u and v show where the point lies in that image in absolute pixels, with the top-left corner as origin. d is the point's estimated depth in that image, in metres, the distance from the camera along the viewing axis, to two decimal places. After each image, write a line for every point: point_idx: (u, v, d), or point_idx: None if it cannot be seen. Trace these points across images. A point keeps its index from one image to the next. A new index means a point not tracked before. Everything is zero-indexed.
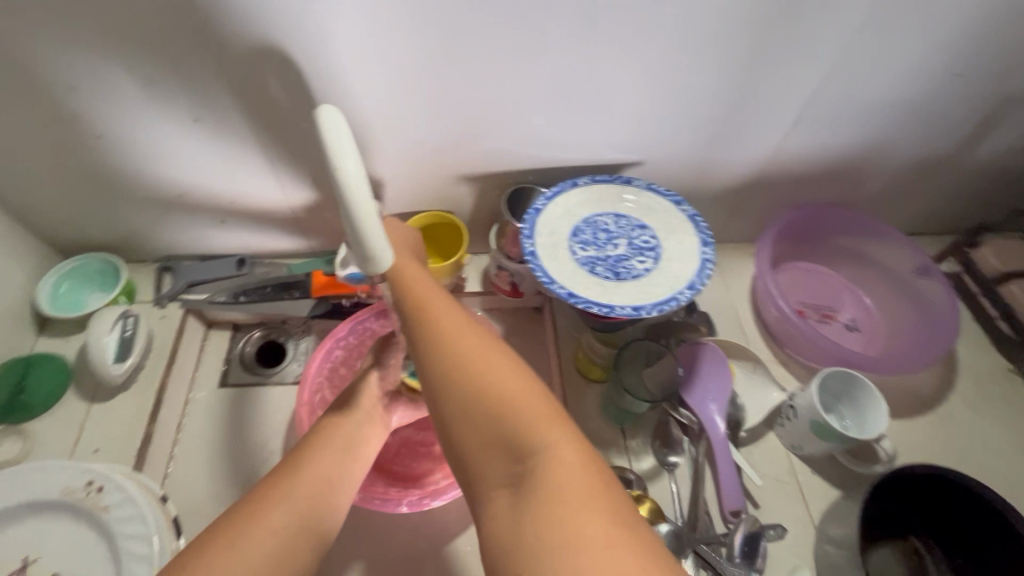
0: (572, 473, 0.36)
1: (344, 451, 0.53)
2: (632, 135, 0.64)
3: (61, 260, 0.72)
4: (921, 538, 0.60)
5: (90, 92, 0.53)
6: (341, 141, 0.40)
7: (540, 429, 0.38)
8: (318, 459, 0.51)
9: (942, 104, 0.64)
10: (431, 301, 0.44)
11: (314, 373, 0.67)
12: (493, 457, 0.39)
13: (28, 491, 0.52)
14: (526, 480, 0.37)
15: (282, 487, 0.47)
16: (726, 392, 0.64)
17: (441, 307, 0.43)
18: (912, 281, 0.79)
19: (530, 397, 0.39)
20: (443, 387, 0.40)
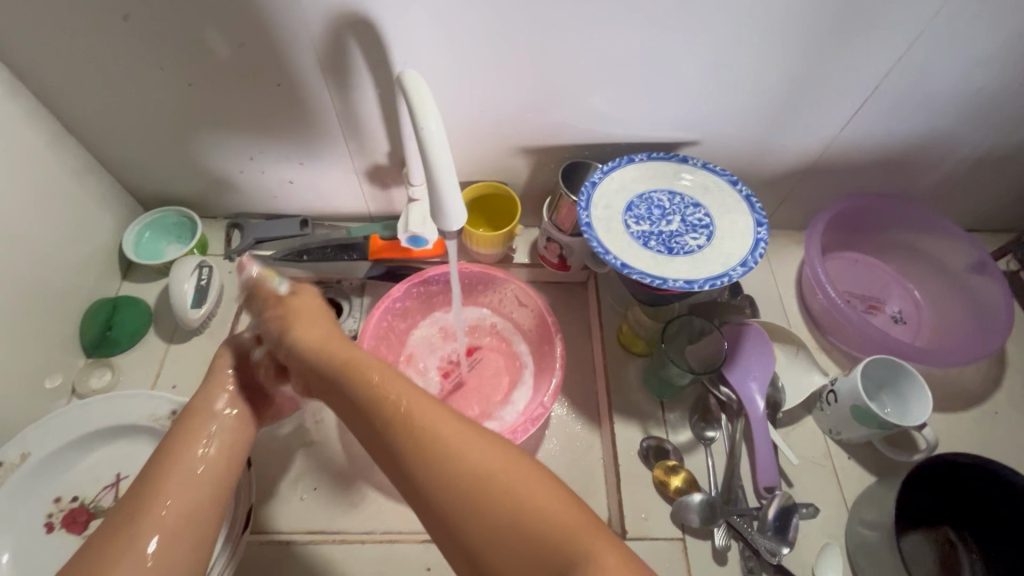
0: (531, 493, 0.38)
1: (227, 443, 0.52)
2: (690, 115, 0.65)
3: (143, 212, 0.78)
4: (956, 530, 0.61)
5: (182, 56, 0.57)
6: (426, 103, 0.43)
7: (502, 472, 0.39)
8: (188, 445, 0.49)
9: (1017, 95, 0.63)
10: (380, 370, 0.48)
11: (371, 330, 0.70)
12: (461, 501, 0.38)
13: (121, 416, 0.58)
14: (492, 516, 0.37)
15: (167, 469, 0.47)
16: (767, 374, 0.66)
17: (386, 374, 0.47)
18: (966, 277, 0.77)
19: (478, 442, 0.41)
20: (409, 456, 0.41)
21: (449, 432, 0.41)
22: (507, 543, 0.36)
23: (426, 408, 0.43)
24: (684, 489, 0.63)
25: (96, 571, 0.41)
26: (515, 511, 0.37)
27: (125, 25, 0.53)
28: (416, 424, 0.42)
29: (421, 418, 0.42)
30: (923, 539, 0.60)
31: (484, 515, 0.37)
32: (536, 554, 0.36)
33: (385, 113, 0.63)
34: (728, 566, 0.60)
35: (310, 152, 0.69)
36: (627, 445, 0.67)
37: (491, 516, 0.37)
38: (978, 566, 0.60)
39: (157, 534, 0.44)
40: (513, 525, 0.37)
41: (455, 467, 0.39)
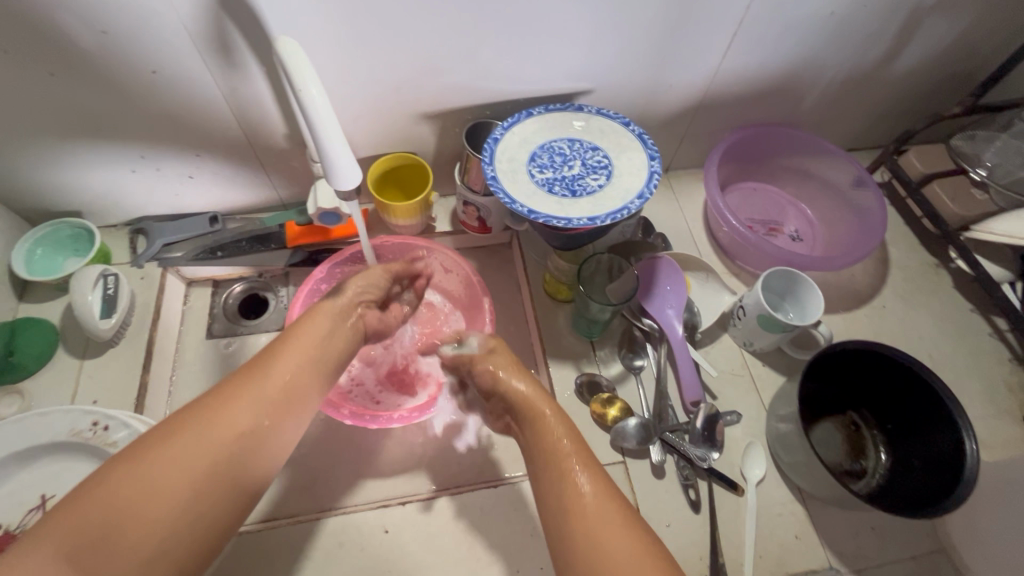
0: (618, 539, 0.42)
1: (331, 328, 0.56)
2: (580, 64, 0.67)
3: (31, 228, 0.73)
4: (859, 412, 0.70)
5: (44, 56, 0.53)
6: (302, 66, 0.43)
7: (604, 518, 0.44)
8: (284, 356, 0.51)
9: (864, 17, 0.69)
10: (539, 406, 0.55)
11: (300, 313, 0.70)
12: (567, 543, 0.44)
13: (38, 436, 0.55)
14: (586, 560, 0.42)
15: (252, 379, 0.47)
16: (682, 299, 0.70)
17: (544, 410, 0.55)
18: (848, 191, 0.85)
19: (597, 493, 0.46)
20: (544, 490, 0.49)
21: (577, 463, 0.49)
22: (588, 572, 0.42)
23: (569, 440, 0.51)
24: (620, 417, 0.67)
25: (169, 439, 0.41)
26: (590, 544, 0.43)
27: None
28: (558, 464, 0.49)
29: (552, 437, 0.52)
30: (832, 426, 0.69)
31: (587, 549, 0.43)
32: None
33: (277, 92, 0.62)
34: (667, 478, 0.65)
35: (205, 144, 0.67)
36: (564, 385, 0.70)
37: (582, 554, 0.43)
38: (879, 439, 0.68)
39: (211, 455, 0.42)
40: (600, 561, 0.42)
41: (575, 502, 0.46)
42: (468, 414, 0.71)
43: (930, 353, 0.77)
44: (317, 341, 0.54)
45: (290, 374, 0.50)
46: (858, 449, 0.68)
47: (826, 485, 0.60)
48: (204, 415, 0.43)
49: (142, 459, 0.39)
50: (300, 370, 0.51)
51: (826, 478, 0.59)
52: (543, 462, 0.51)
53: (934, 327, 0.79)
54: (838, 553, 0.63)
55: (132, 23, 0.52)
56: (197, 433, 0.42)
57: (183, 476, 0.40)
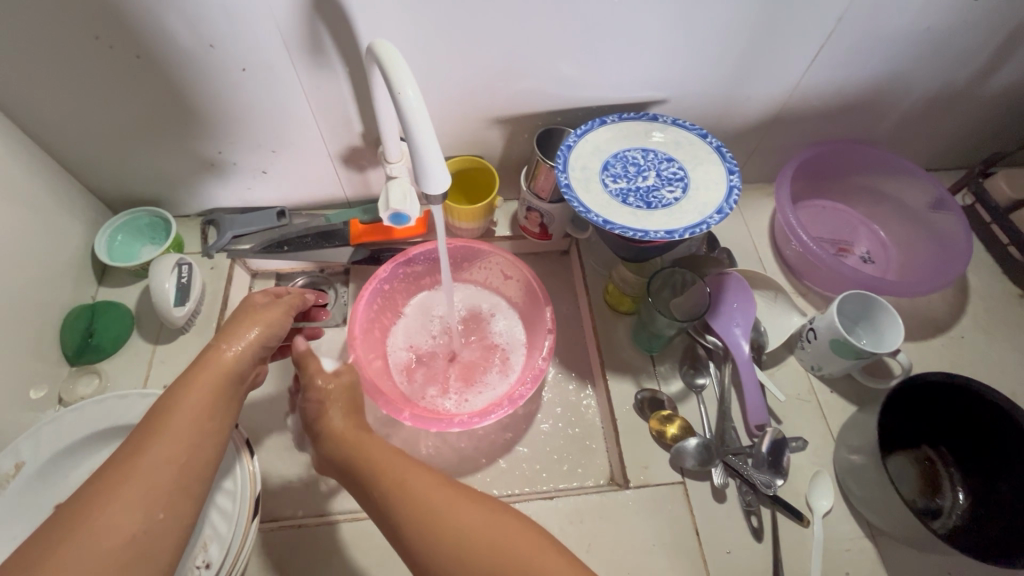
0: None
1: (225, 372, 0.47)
2: (658, 72, 0.66)
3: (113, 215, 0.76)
4: (934, 447, 0.66)
5: (142, 50, 0.55)
6: (401, 69, 0.43)
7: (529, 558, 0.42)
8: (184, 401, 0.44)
9: (962, 33, 0.66)
10: (367, 447, 0.51)
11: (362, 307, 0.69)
12: None
13: (118, 417, 0.57)
14: None
15: (144, 439, 0.41)
16: (750, 318, 0.68)
17: (376, 453, 0.50)
18: (927, 213, 0.81)
19: (502, 535, 0.43)
20: (415, 542, 0.43)
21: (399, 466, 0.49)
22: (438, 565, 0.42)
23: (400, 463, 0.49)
24: (680, 435, 0.65)
25: (87, 510, 0.37)
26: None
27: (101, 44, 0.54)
28: (429, 509, 0.44)
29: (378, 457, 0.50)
30: (904, 459, 0.65)
31: (449, 551, 0.42)
32: None
33: (356, 94, 0.63)
34: (727, 503, 0.63)
35: (283, 140, 0.68)
36: (622, 399, 0.69)
37: None
38: (957, 477, 0.64)
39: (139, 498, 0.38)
40: (456, 549, 0.42)
41: (460, 541, 0.42)
42: (523, 422, 0.70)
43: (1014, 389, 0.73)
44: (216, 392, 0.46)
45: (194, 420, 0.43)
46: (933, 485, 0.64)
47: (902, 524, 0.57)
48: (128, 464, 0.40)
49: (86, 522, 0.37)
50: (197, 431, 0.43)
51: (902, 516, 0.56)
52: (375, 480, 0.48)
53: (1020, 362, 0.74)
54: None
55: (229, 25, 0.53)
56: (129, 482, 0.39)
57: (143, 505, 0.38)
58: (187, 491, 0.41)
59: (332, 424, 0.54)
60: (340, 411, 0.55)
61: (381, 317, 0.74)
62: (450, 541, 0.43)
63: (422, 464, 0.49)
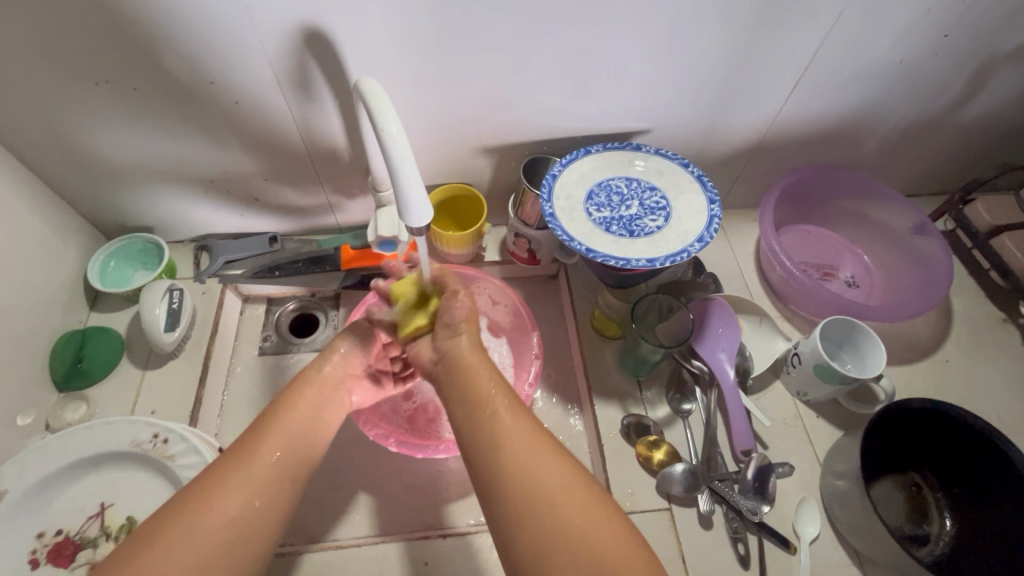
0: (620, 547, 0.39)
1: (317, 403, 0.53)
2: (640, 104, 0.68)
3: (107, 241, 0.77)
4: (921, 472, 0.66)
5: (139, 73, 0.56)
6: (385, 107, 0.44)
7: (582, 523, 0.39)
8: (279, 421, 0.50)
9: (935, 65, 0.68)
10: (476, 374, 0.49)
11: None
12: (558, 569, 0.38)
13: (102, 444, 0.57)
14: None
15: (248, 449, 0.46)
16: (735, 343, 0.69)
17: (485, 380, 0.49)
18: (909, 239, 0.82)
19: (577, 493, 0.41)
20: (494, 494, 0.42)
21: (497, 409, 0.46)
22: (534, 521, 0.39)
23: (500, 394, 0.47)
24: (667, 461, 0.66)
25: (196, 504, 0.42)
26: (575, 549, 0.38)
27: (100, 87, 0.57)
28: (512, 463, 0.42)
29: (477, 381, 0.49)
30: (890, 483, 0.65)
31: (520, 496, 0.41)
32: None
33: (347, 123, 0.64)
34: (714, 530, 0.63)
35: (276, 169, 0.70)
36: (609, 424, 0.69)
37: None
38: (944, 503, 0.64)
39: (241, 497, 0.44)
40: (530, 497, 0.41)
41: (540, 497, 0.40)
42: None
43: (1000, 414, 0.73)
44: (308, 416, 0.52)
45: (276, 455, 0.47)
46: (919, 512, 0.64)
47: (887, 551, 0.57)
48: (229, 470, 0.44)
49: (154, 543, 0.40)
50: (292, 447, 0.48)
51: (887, 543, 0.56)
52: (471, 423, 0.46)
53: (1004, 386, 0.75)
54: None
55: (225, 60, 0.55)
56: (226, 485, 0.43)
57: (207, 547, 0.41)
58: (248, 538, 0.43)
59: (461, 347, 0.53)
60: (473, 339, 0.54)
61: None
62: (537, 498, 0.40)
63: (519, 404, 0.47)
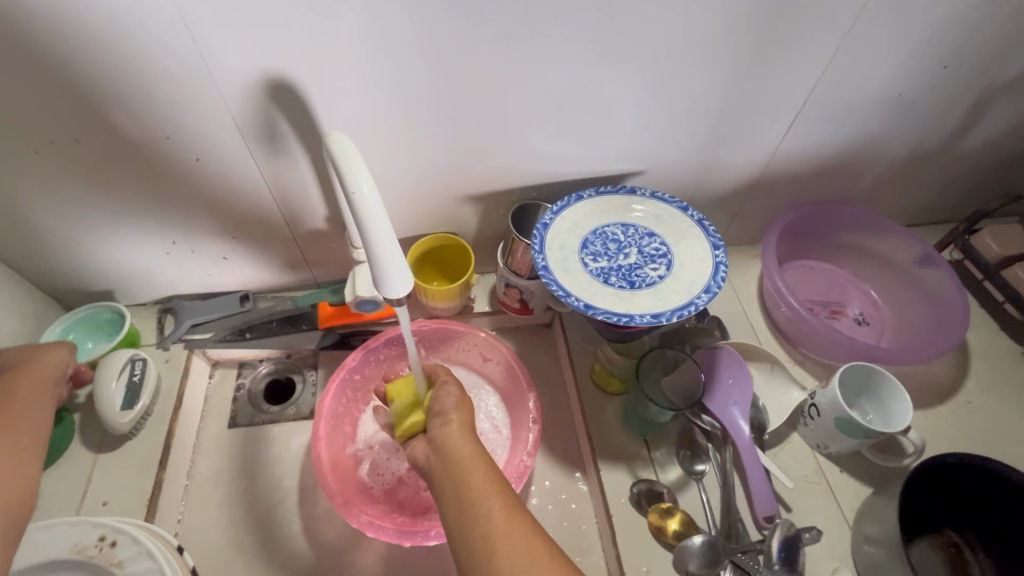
0: None
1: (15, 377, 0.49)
2: (633, 146, 0.65)
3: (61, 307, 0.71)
4: (960, 532, 0.60)
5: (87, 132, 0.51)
6: (357, 164, 0.39)
7: None
8: None
9: (933, 97, 0.66)
10: (470, 468, 0.47)
11: (329, 405, 0.65)
12: None
13: (35, 553, 0.49)
14: None
15: None
16: (748, 396, 0.63)
17: (479, 478, 0.46)
18: (915, 272, 0.79)
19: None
20: None
21: (476, 471, 0.47)
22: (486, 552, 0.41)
23: (490, 478, 0.46)
24: (683, 532, 0.59)
25: None
26: None
27: (50, 156, 0.53)
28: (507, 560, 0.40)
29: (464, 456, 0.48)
30: (930, 548, 0.60)
31: None
32: None
33: (321, 176, 0.60)
34: None
35: (245, 226, 0.65)
36: (617, 492, 0.63)
37: None
38: (988, 565, 0.59)
39: None
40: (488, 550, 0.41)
41: None
42: None
43: None
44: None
45: None
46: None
47: None
48: None
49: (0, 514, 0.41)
50: None
51: None
52: (462, 524, 0.44)
53: None
54: None
55: (182, 116, 0.51)
56: None
57: None
58: None
59: (454, 439, 0.50)
60: (467, 429, 0.51)
61: (351, 408, 0.68)
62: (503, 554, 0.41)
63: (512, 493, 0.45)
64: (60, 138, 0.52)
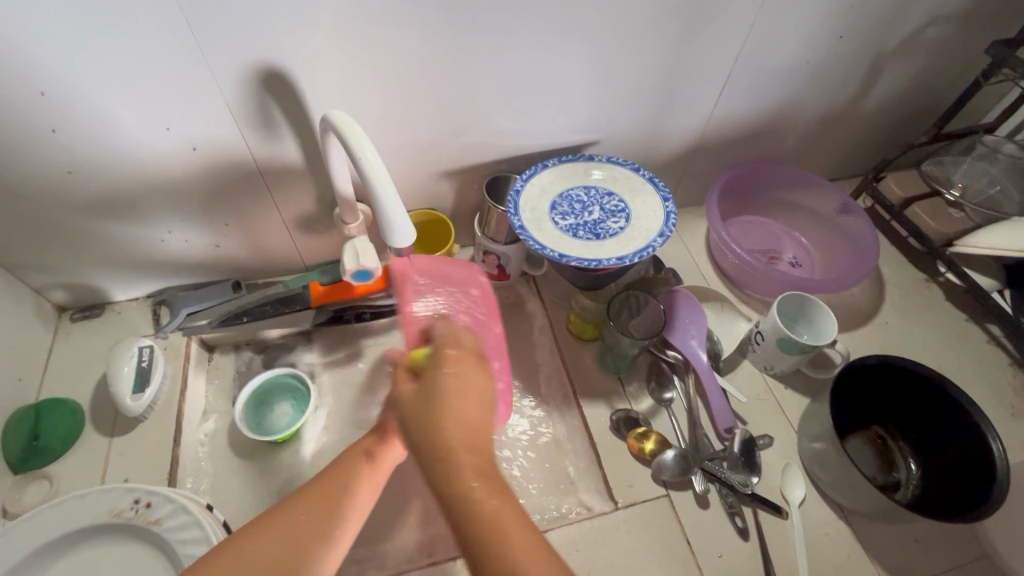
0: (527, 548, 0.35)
1: None
2: (587, 119, 0.73)
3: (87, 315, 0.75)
4: (882, 425, 0.72)
5: (76, 124, 0.53)
6: (359, 134, 0.46)
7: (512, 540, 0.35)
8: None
9: (836, 62, 0.77)
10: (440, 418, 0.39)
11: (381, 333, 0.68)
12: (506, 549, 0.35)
13: (73, 520, 0.54)
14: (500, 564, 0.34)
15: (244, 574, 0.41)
16: (703, 330, 0.73)
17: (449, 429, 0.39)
18: (835, 218, 0.91)
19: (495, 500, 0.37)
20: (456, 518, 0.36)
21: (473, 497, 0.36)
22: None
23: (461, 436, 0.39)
24: (658, 450, 0.68)
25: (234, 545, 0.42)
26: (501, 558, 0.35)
27: (50, 158, 0.56)
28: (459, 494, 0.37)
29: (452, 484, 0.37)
30: (859, 440, 0.71)
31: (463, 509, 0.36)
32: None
33: (308, 159, 0.65)
34: (711, 508, 0.65)
35: (237, 212, 0.69)
36: (600, 424, 0.71)
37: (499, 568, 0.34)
38: (907, 450, 0.70)
39: None
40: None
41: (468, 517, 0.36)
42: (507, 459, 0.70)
43: (937, 363, 0.81)
44: None
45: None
46: (888, 461, 0.70)
47: (867, 499, 0.61)
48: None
49: None
50: None
51: (866, 491, 0.61)
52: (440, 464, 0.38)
53: (937, 338, 0.83)
54: (888, 567, 0.64)
55: (178, 108, 0.55)
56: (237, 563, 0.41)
57: None
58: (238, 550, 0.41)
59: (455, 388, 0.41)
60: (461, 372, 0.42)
61: None
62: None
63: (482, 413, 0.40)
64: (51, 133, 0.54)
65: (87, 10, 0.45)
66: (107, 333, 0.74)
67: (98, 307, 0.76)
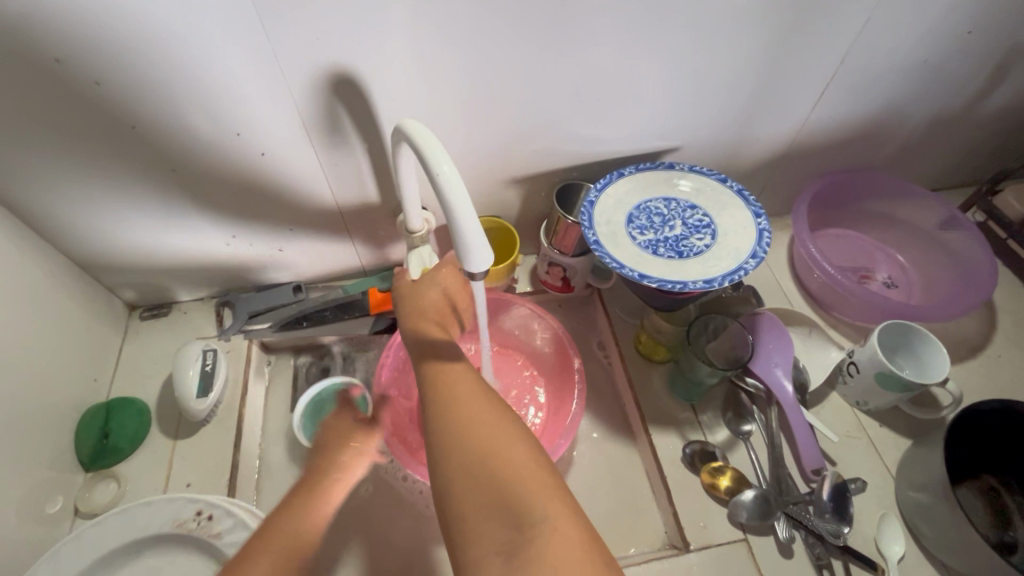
0: (519, 465, 0.38)
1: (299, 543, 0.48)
2: (669, 124, 0.67)
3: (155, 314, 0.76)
4: (996, 476, 0.63)
5: (149, 127, 0.53)
6: (437, 147, 0.43)
7: (509, 467, 0.38)
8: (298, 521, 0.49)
9: (958, 61, 0.67)
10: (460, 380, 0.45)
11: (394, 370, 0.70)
12: (489, 513, 0.36)
13: (140, 527, 0.54)
14: (519, 543, 0.34)
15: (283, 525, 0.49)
16: (790, 358, 0.66)
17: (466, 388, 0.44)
18: (937, 234, 0.81)
19: (499, 428, 0.41)
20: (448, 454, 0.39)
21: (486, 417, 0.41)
22: (482, 532, 0.35)
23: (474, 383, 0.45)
24: (735, 488, 0.62)
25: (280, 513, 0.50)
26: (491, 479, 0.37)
27: (126, 162, 0.56)
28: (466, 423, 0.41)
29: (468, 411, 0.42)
30: (968, 491, 0.63)
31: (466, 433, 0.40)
32: (489, 512, 0.36)
33: (375, 165, 0.62)
34: (796, 558, 0.59)
35: (301, 217, 0.67)
36: (670, 455, 0.66)
37: (485, 500, 0.37)
38: None
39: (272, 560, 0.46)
40: (490, 473, 0.38)
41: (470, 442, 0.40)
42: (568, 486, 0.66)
43: None
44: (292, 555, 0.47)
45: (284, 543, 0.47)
46: (1003, 518, 0.61)
47: (983, 565, 0.54)
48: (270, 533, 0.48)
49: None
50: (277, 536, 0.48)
51: (982, 556, 0.53)
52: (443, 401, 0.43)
53: None
54: None
55: (249, 114, 0.53)
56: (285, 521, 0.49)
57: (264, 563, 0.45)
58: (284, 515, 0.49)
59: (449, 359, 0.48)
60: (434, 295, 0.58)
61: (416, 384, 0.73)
62: (509, 482, 0.37)
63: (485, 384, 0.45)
64: (126, 138, 0.53)
65: (164, 13, 0.44)
66: (174, 333, 0.75)
67: (165, 306, 0.77)
